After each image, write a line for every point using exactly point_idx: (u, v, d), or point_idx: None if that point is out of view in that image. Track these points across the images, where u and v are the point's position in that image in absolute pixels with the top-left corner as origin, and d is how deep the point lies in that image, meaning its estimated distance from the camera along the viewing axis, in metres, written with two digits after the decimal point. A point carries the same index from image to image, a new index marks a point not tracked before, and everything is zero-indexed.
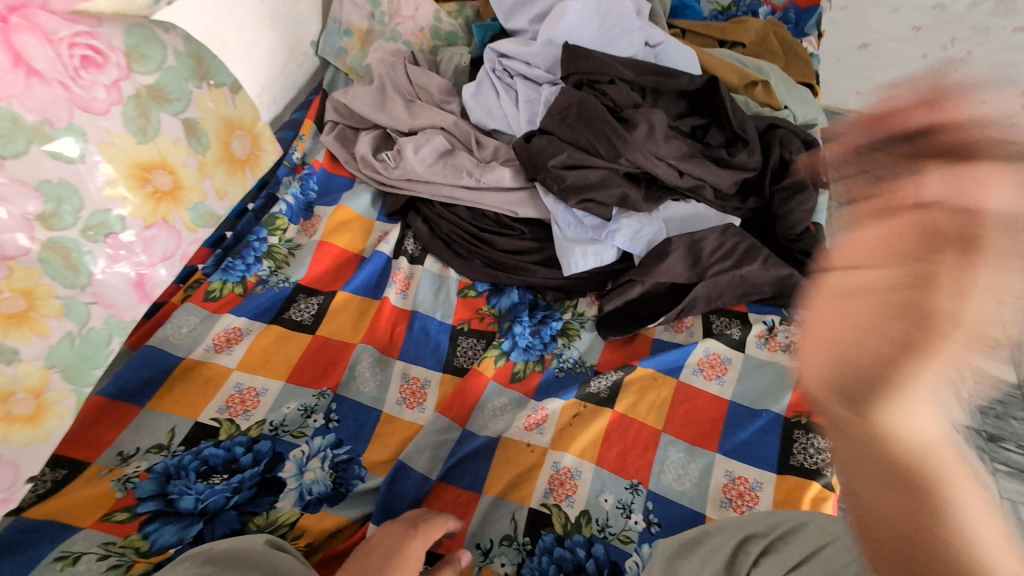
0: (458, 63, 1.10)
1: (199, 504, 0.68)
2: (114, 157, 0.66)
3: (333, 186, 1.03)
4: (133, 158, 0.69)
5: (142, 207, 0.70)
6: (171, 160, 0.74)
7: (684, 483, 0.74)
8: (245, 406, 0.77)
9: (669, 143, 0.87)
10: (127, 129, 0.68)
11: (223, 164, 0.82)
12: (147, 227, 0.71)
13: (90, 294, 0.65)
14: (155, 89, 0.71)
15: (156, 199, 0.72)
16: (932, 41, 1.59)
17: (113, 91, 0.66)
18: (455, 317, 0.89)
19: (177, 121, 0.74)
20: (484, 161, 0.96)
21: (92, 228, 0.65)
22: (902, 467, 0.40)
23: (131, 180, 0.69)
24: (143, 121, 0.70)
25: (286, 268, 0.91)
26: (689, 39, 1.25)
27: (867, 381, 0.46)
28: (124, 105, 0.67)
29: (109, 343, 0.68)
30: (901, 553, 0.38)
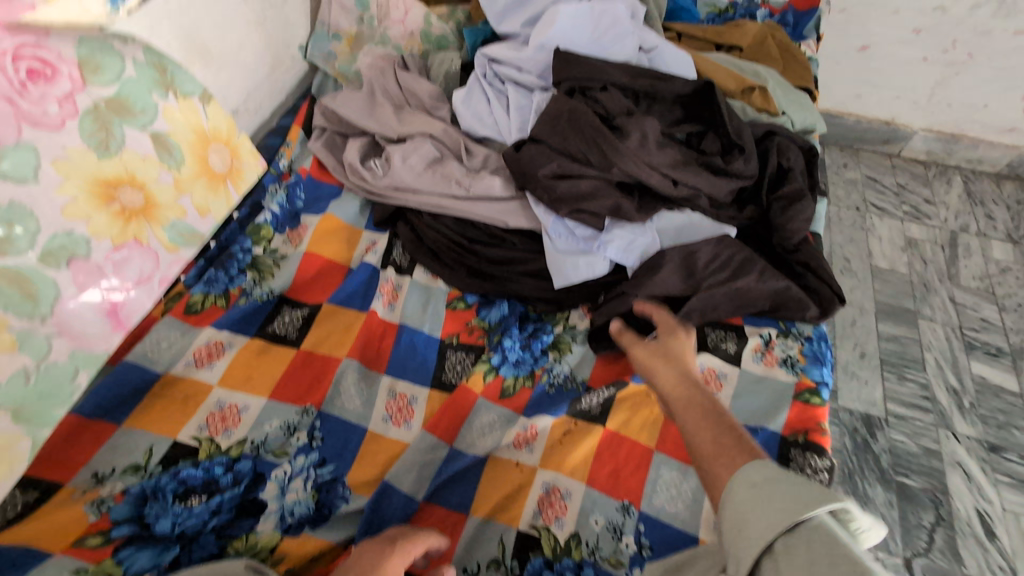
0: (448, 68, 1.07)
1: (176, 528, 0.66)
2: (72, 175, 0.58)
3: (321, 194, 1.00)
4: (93, 174, 0.60)
5: (108, 228, 0.61)
6: (141, 176, 0.65)
7: (677, 505, 0.71)
8: (226, 424, 0.75)
9: (662, 152, 0.85)
10: (87, 143, 0.59)
11: (203, 179, 0.72)
12: (117, 249, 0.62)
13: (52, 325, 0.57)
14: (115, 102, 0.62)
15: (126, 217, 0.63)
16: (932, 44, 1.57)
17: (67, 104, 0.58)
18: (444, 330, 0.87)
19: (143, 134, 0.64)
20: (474, 169, 0.93)
21: (53, 254, 0.57)
22: (722, 449, 0.60)
23: (92, 199, 0.60)
24: (105, 134, 0.61)
25: (270, 280, 0.88)
26: (685, 43, 1.23)
27: (681, 406, 0.67)
28: (81, 118, 0.59)
29: (75, 378, 0.60)
30: (756, 504, 0.52)
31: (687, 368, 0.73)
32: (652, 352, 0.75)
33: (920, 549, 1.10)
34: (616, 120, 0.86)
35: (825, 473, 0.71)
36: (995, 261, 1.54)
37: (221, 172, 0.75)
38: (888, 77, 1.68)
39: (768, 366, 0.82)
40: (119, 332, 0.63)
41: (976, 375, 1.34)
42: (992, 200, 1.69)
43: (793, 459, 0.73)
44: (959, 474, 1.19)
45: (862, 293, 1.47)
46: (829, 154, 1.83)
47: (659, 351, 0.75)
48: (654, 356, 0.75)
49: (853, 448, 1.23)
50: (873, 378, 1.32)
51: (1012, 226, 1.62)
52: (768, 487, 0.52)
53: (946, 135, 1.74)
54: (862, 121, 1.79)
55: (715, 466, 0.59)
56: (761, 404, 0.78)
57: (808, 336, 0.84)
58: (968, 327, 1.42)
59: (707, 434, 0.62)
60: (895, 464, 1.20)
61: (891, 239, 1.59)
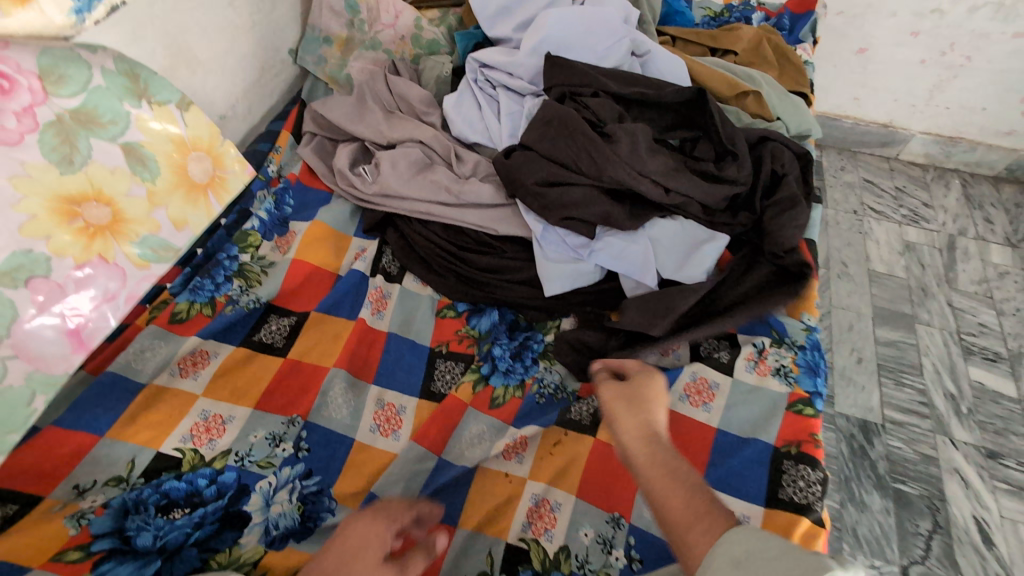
0: (439, 72, 1.06)
1: (157, 541, 0.65)
2: (31, 192, 0.50)
3: (310, 201, 0.99)
4: (54, 190, 0.52)
5: (71, 245, 0.53)
6: (109, 190, 0.56)
7: None
8: (210, 435, 0.74)
9: (654, 159, 0.84)
10: (47, 160, 0.51)
11: (182, 190, 0.63)
12: (80, 267, 0.53)
13: (9, 347, 0.49)
14: (82, 114, 0.54)
15: (90, 235, 0.55)
16: (930, 47, 1.56)
17: (27, 118, 0.50)
18: (433, 339, 0.86)
19: (113, 146, 0.56)
20: (463, 176, 0.92)
21: (9, 272, 0.49)
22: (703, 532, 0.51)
23: (53, 217, 0.52)
24: (70, 147, 0.53)
25: (257, 287, 0.87)
26: (680, 47, 1.22)
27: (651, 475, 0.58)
28: (42, 132, 0.51)
29: (31, 405, 0.51)
30: None
31: (650, 415, 0.64)
32: (618, 395, 0.67)
33: (917, 557, 1.09)
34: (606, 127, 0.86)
35: (818, 486, 0.70)
36: (993, 265, 1.53)
37: (202, 182, 0.65)
38: (886, 79, 1.67)
39: (761, 376, 0.80)
40: (80, 353, 0.54)
41: (974, 381, 1.32)
42: (991, 203, 1.68)
43: (786, 472, 0.72)
44: (957, 480, 1.18)
45: (859, 297, 1.46)
46: (826, 157, 1.82)
47: (627, 396, 0.67)
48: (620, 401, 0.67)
49: (849, 454, 1.21)
50: (870, 383, 1.31)
51: (1011, 230, 1.61)
52: (752, 563, 0.47)
53: (945, 138, 1.73)
54: (859, 124, 1.78)
55: (693, 549, 0.51)
56: (754, 415, 0.77)
57: (801, 345, 0.83)
58: (965, 332, 1.40)
59: (680, 504, 0.54)
60: (892, 471, 1.19)
61: (888, 242, 1.58)
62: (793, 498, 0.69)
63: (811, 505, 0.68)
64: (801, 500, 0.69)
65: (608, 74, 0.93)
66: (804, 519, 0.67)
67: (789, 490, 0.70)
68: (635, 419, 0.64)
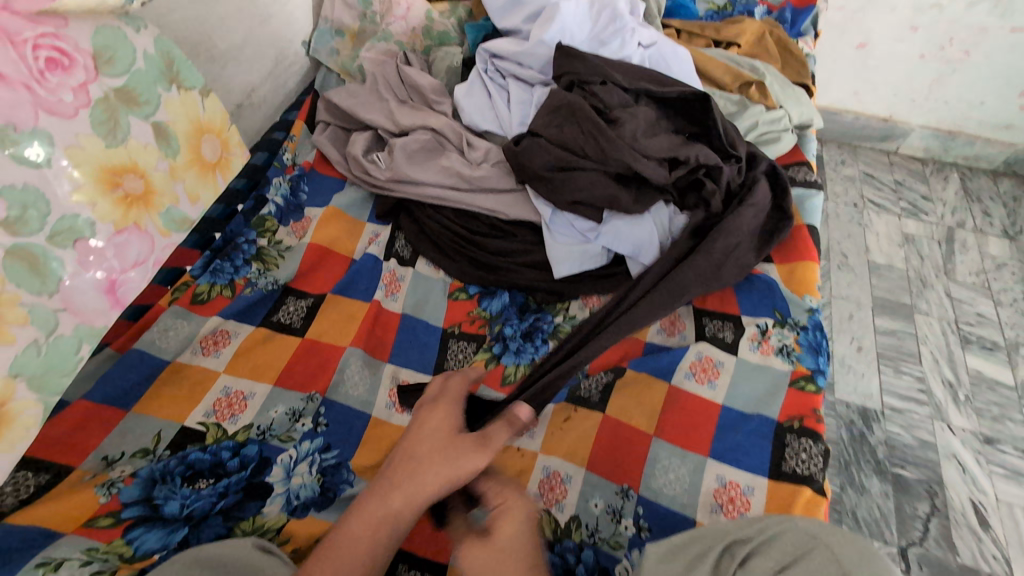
0: (450, 62, 1.09)
1: (185, 509, 0.67)
2: (83, 162, 0.60)
3: (324, 187, 1.01)
4: (99, 162, 0.62)
5: (111, 213, 0.63)
6: (142, 163, 0.67)
7: (675, 488, 0.73)
8: (232, 410, 0.76)
9: (657, 140, 0.86)
10: (97, 133, 0.62)
11: (195, 168, 0.74)
12: (119, 232, 0.64)
13: (59, 301, 0.58)
14: (124, 93, 0.65)
15: (128, 204, 0.65)
16: (929, 41, 1.59)
17: (81, 93, 0.60)
18: (446, 320, 0.89)
19: (146, 124, 0.67)
20: (474, 162, 0.95)
21: (61, 235, 0.58)
22: None
23: (98, 185, 0.62)
24: (113, 123, 0.64)
25: (275, 270, 0.90)
26: (684, 39, 1.25)
27: None
28: (93, 107, 0.61)
29: (78, 352, 0.61)
30: None
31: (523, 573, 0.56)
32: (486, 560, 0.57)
33: (915, 539, 1.11)
34: (612, 112, 0.87)
35: (819, 458, 0.73)
36: (991, 256, 1.56)
37: (211, 162, 0.78)
38: (885, 74, 1.70)
39: (764, 355, 0.83)
40: (116, 309, 0.64)
41: (971, 368, 1.35)
42: (989, 196, 1.71)
43: (788, 445, 0.75)
44: (954, 465, 1.21)
45: (859, 288, 1.49)
46: (827, 150, 1.84)
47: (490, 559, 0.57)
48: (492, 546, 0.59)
49: (849, 440, 1.24)
50: (870, 371, 1.34)
51: (1009, 223, 1.64)
52: None
53: (944, 131, 1.75)
54: (859, 118, 1.80)
55: None
56: (757, 391, 0.80)
57: (803, 326, 0.86)
58: (963, 322, 1.43)
59: None
60: (892, 456, 1.22)
61: (888, 234, 1.60)
62: (795, 469, 0.72)
63: (812, 476, 0.71)
64: (803, 472, 0.72)
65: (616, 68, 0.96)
66: (806, 489, 0.70)
67: (792, 462, 0.73)
68: (512, 575, 0.55)
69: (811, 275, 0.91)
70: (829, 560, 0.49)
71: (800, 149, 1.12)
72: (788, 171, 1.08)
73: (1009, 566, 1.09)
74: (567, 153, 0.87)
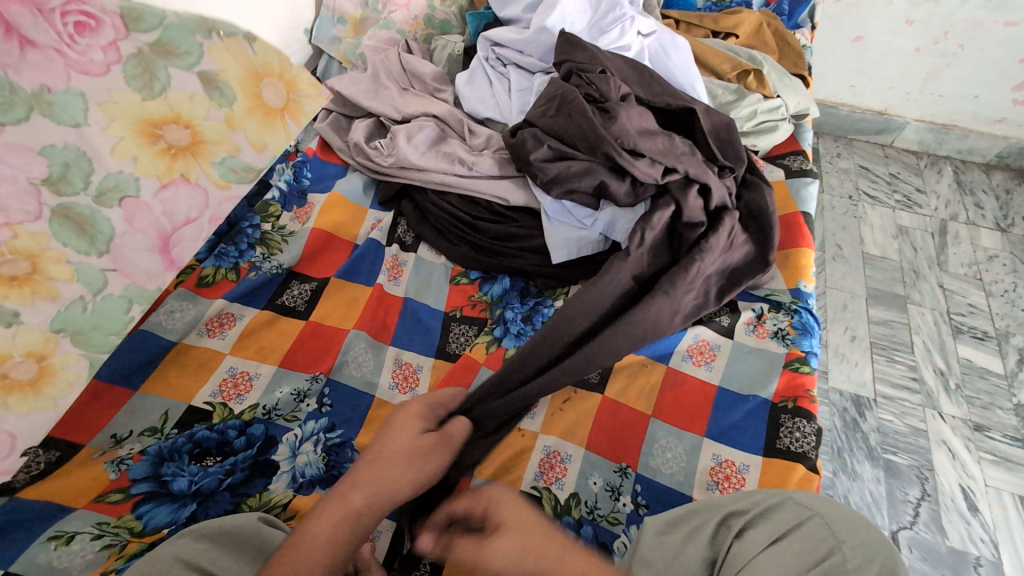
0: (451, 51, 1.10)
1: (193, 486, 0.68)
2: (117, 116, 0.64)
3: (326, 174, 1.03)
4: (139, 116, 0.65)
5: (154, 165, 0.68)
6: (187, 114, 0.69)
7: (672, 466, 0.74)
8: (238, 390, 0.78)
9: (650, 142, 0.85)
10: (131, 87, 0.64)
11: (256, 116, 0.75)
12: (164, 186, 0.69)
13: (108, 261, 0.66)
14: (158, 46, 0.65)
15: (172, 155, 0.69)
16: (925, 35, 1.61)
17: (111, 51, 0.61)
18: (448, 304, 0.90)
19: (189, 75, 0.68)
20: (476, 149, 0.97)
21: (106, 194, 0.65)
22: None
23: (137, 138, 0.66)
24: (147, 75, 0.65)
25: (279, 255, 0.91)
26: (683, 30, 1.26)
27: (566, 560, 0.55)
28: (124, 64, 0.63)
29: (129, 312, 0.69)
30: None
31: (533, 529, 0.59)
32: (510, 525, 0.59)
33: (905, 523, 1.13)
34: (608, 103, 0.87)
35: (812, 436, 0.75)
36: (983, 248, 1.58)
37: (277, 106, 0.76)
38: (881, 67, 1.71)
39: (760, 338, 0.85)
40: (170, 270, 0.72)
41: (962, 358, 1.37)
42: (982, 189, 1.73)
43: (783, 424, 0.76)
44: (945, 451, 1.23)
45: (853, 278, 1.51)
46: (823, 143, 1.86)
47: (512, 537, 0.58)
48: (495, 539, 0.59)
49: (842, 427, 1.26)
50: (863, 360, 1.36)
51: (1001, 215, 1.66)
52: None
53: (938, 125, 1.77)
54: (855, 111, 1.82)
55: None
56: (752, 373, 0.82)
57: (797, 309, 0.88)
58: (956, 312, 1.45)
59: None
60: (884, 442, 1.24)
61: (882, 226, 1.62)
62: (790, 447, 0.74)
63: (806, 453, 0.73)
64: (797, 449, 0.74)
65: (618, 63, 0.96)
66: (800, 466, 0.72)
67: (786, 440, 0.75)
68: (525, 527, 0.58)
69: (805, 261, 0.93)
70: (823, 528, 0.52)
71: (795, 138, 1.14)
72: (784, 160, 1.09)
73: (996, 550, 1.11)
74: (560, 148, 0.88)
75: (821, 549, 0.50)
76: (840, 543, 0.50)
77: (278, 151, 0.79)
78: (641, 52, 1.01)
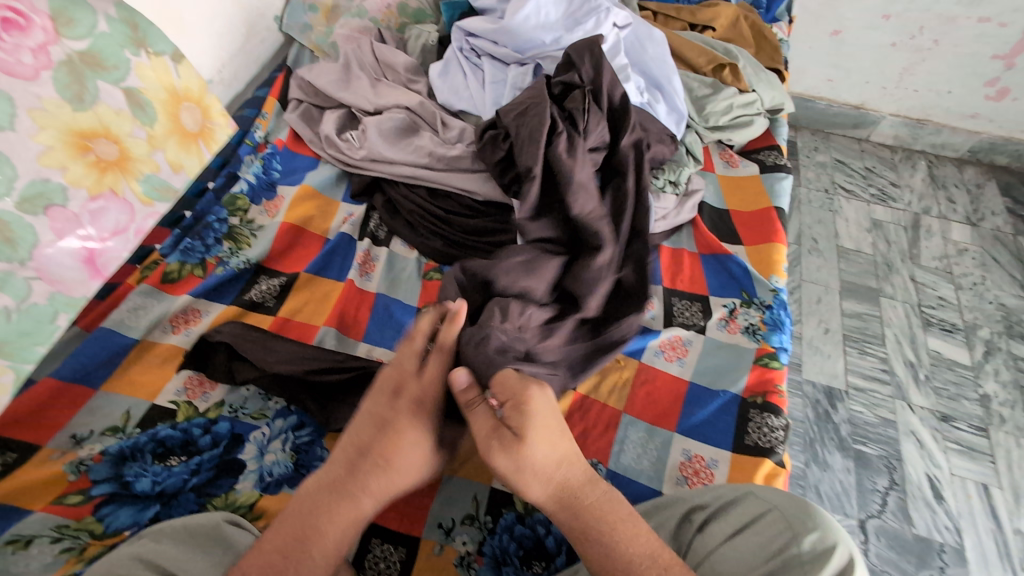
0: (425, 41, 1.09)
1: (156, 487, 0.67)
2: (47, 125, 0.66)
3: (296, 166, 1.00)
4: (68, 125, 0.68)
5: (84, 177, 0.70)
6: (115, 129, 0.74)
7: (643, 462, 0.74)
8: (203, 388, 0.76)
9: (581, 196, 0.82)
10: (61, 96, 0.68)
11: (175, 137, 0.82)
12: (93, 199, 0.70)
13: (32, 269, 0.64)
14: (87, 56, 0.71)
15: (101, 168, 0.72)
16: (901, 29, 1.62)
17: (41, 55, 0.66)
18: (420, 300, 0.88)
19: (116, 89, 0.74)
20: (449, 141, 0.95)
21: (30, 200, 0.64)
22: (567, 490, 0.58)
23: (68, 149, 0.68)
24: (77, 87, 0.70)
25: (246, 249, 0.89)
26: (661, 22, 1.25)
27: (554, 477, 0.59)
28: (55, 70, 0.68)
29: (54, 321, 0.67)
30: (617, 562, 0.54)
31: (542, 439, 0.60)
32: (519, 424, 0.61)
33: (873, 511, 1.16)
34: (578, 135, 0.85)
35: (780, 431, 0.76)
36: (954, 242, 1.61)
37: (192, 131, 0.86)
38: (859, 62, 1.73)
39: (731, 333, 0.86)
40: (95, 279, 0.70)
41: (931, 350, 1.40)
42: (954, 183, 1.75)
43: (751, 419, 0.77)
44: (913, 442, 1.26)
45: (828, 272, 1.53)
46: (800, 137, 1.87)
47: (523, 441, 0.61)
48: (523, 470, 0.58)
49: (814, 419, 1.28)
50: (836, 352, 1.38)
51: (972, 210, 1.69)
52: None
53: (913, 120, 1.79)
54: (832, 105, 1.84)
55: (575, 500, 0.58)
56: (723, 367, 0.83)
57: (768, 304, 0.88)
58: (926, 305, 1.48)
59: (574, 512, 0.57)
60: (854, 434, 1.26)
61: (857, 220, 1.64)
62: (757, 442, 0.75)
63: (773, 448, 0.74)
64: (765, 444, 0.75)
65: (617, 110, 0.92)
66: (767, 461, 0.73)
67: (754, 435, 0.76)
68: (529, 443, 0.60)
69: (777, 256, 0.94)
70: (779, 521, 0.52)
71: (771, 133, 1.14)
72: (759, 154, 1.10)
73: (960, 536, 1.14)
74: (511, 157, 0.87)
75: (778, 542, 0.51)
76: (796, 535, 0.50)
77: (193, 172, 0.86)
78: (618, 44, 1.00)
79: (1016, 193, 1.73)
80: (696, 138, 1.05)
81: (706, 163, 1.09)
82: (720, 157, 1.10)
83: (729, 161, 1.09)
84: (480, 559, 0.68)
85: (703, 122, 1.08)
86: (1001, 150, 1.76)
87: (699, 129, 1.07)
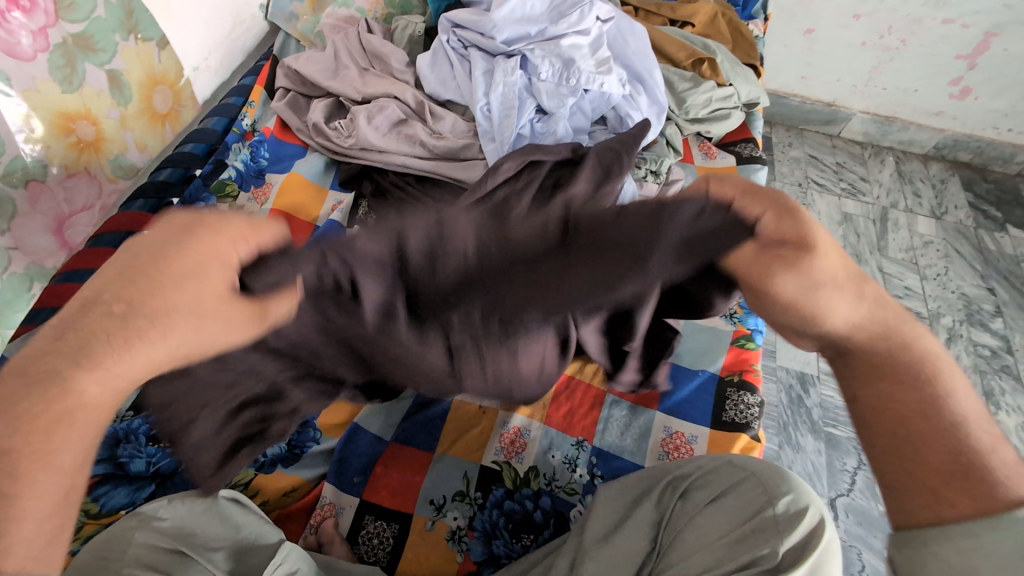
0: (412, 32, 1.10)
1: (151, 467, 0.69)
2: (38, 106, 0.70)
3: (285, 153, 1.01)
4: (56, 107, 0.72)
5: (64, 155, 0.74)
6: (94, 111, 0.78)
7: (626, 438, 0.78)
8: None
9: None
10: (53, 78, 0.72)
11: (144, 117, 0.86)
12: (70, 176, 0.76)
13: (10, 240, 0.70)
14: (81, 39, 0.75)
15: (79, 148, 0.77)
16: (870, 29, 1.68)
17: (40, 38, 0.69)
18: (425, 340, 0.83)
19: (101, 70, 0.78)
20: (437, 132, 0.98)
21: (14, 174, 0.69)
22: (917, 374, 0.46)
23: (53, 128, 0.72)
24: (69, 70, 0.74)
25: None
26: (642, 18, 1.28)
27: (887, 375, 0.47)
28: (50, 52, 0.71)
29: (30, 288, 0.75)
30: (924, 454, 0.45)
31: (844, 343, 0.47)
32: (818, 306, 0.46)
33: (843, 490, 1.22)
34: None
35: (756, 407, 0.79)
36: (919, 235, 1.68)
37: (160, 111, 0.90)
38: (831, 60, 1.79)
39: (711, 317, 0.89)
40: (63, 251, 0.78)
41: None
42: (920, 178, 1.83)
43: (729, 397, 0.80)
44: None
45: None
46: (775, 134, 1.94)
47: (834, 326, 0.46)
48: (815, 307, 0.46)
49: (788, 403, 1.34)
50: None
51: (937, 204, 1.76)
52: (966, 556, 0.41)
53: (882, 117, 1.86)
54: (805, 102, 1.90)
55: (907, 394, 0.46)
56: (704, 349, 0.85)
57: None
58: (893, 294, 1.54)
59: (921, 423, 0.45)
60: (825, 417, 1.32)
61: (828, 213, 1.71)
62: (734, 419, 0.78)
63: (749, 424, 0.78)
64: (740, 420, 0.78)
65: None
66: (743, 435, 0.77)
67: (731, 412, 0.79)
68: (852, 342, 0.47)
69: None
70: (757, 485, 0.56)
71: (747, 126, 1.19)
72: (736, 147, 1.14)
73: None
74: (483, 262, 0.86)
75: (754, 504, 0.54)
76: (770, 498, 0.54)
77: (154, 150, 0.91)
78: (601, 36, 1.02)
79: (977, 188, 1.81)
80: (676, 130, 1.10)
81: (687, 154, 1.13)
82: (699, 148, 1.14)
83: (708, 152, 1.13)
84: (471, 533, 0.70)
85: (684, 114, 1.11)
86: (964, 146, 1.84)
87: (679, 121, 1.11)
